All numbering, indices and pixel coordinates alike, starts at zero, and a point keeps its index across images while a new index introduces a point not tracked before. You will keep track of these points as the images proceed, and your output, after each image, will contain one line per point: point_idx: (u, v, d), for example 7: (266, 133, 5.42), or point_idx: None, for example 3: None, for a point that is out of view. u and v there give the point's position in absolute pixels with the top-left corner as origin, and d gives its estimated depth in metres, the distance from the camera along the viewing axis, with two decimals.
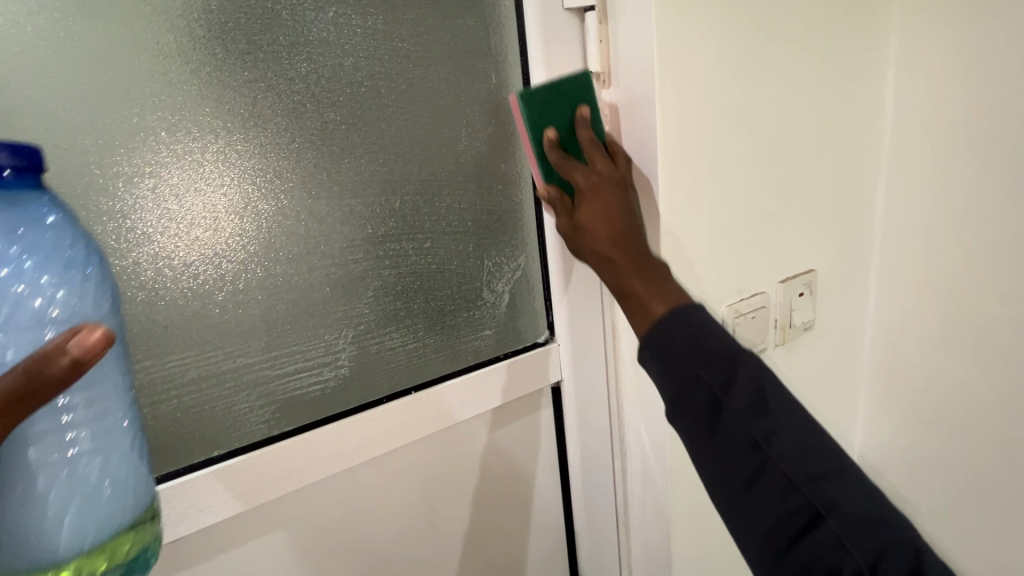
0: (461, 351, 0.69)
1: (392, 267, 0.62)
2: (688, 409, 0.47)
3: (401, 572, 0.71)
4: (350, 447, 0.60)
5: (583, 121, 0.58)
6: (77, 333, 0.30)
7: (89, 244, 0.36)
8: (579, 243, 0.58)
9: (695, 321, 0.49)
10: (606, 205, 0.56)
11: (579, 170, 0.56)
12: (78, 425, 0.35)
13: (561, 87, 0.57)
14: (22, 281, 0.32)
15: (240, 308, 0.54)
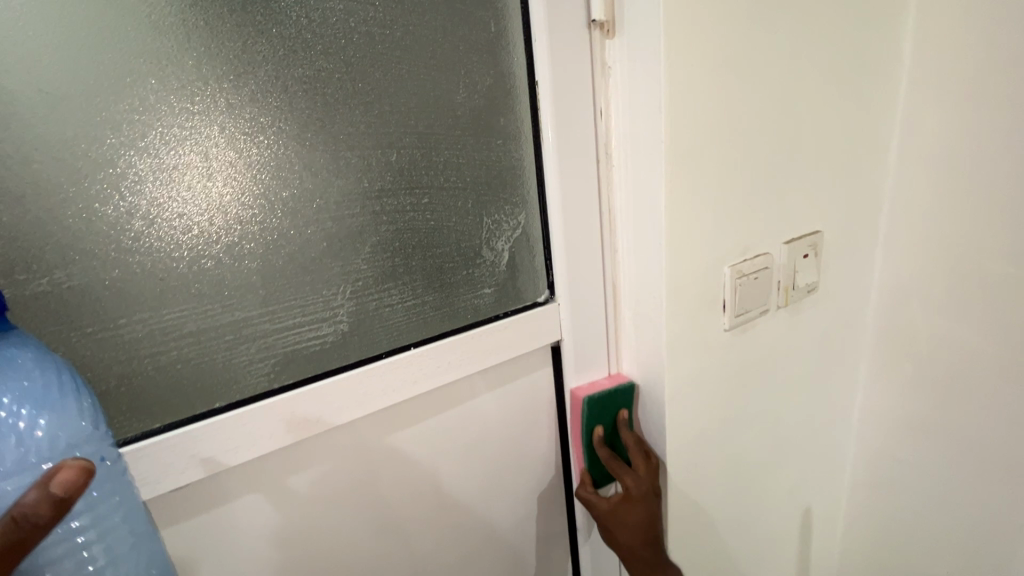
0: (460, 310, 0.69)
1: (390, 223, 0.62)
2: None
3: (405, 527, 0.73)
4: (351, 401, 0.60)
5: (626, 424, 0.74)
6: (56, 472, 0.37)
7: (61, 381, 0.44)
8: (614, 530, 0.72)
9: None
10: (643, 511, 0.70)
11: (625, 473, 0.71)
12: (91, 543, 0.46)
13: (613, 397, 0.74)
14: (19, 419, 0.41)
15: (236, 262, 0.53)
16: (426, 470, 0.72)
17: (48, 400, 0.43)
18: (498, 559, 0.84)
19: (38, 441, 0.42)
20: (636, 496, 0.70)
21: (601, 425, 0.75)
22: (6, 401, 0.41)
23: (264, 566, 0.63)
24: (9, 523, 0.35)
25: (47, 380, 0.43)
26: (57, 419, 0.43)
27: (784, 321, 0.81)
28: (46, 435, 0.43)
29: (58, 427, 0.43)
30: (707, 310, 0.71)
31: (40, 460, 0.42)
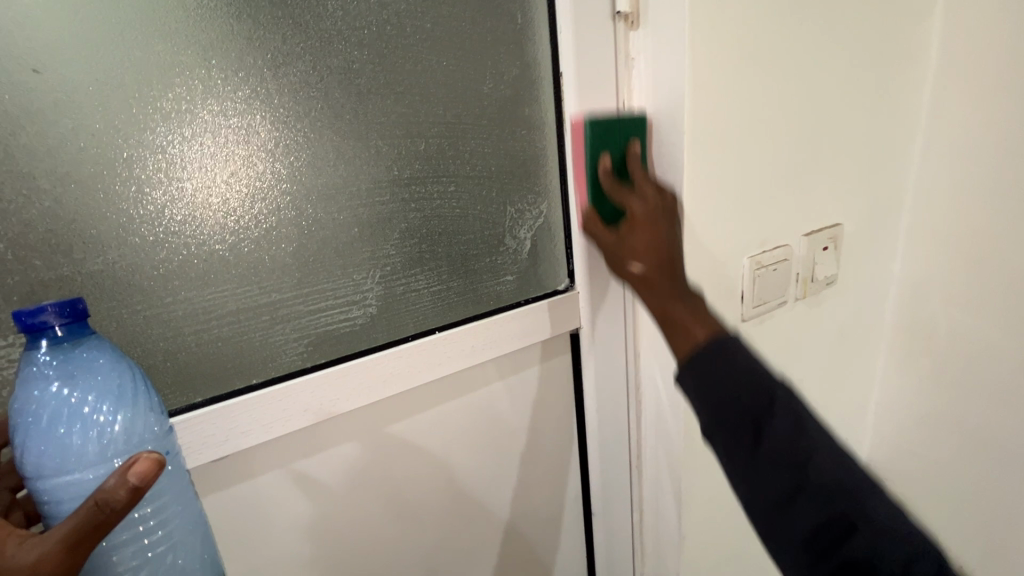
0: (483, 296, 0.71)
1: (417, 209, 0.64)
2: (725, 431, 0.46)
3: (422, 508, 0.75)
4: (377, 381, 0.62)
5: (638, 158, 0.58)
6: (133, 463, 0.38)
7: (134, 377, 0.47)
8: (622, 266, 0.56)
9: (729, 353, 0.47)
10: (656, 236, 0.54)
11: (633, 198, 0.56)
12: (152, 529, 0.49)
13: (621, 123, 0.58)
14: (100, 413, 0.45)
15: (272, 244, 0.56)
16: (444, 451, 0.75)
17: (122, 397, 0.46)
18: (512, 541, 0.86)
19: (115, 435, 0.45)
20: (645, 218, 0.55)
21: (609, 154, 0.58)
22: (89, 396, 0.45)
23: (288, 541, 0.66)
24: (93, 506, 0.37)
25: (123, 382, 0.46)
26: (130, 415, 0.46)
27: (801, 314, 0.81)
28: (121, 430, 0.46)
29: (131, 422, 0.46)
30: (726, 303, 0.70)
31: (115, 454, 0.45)
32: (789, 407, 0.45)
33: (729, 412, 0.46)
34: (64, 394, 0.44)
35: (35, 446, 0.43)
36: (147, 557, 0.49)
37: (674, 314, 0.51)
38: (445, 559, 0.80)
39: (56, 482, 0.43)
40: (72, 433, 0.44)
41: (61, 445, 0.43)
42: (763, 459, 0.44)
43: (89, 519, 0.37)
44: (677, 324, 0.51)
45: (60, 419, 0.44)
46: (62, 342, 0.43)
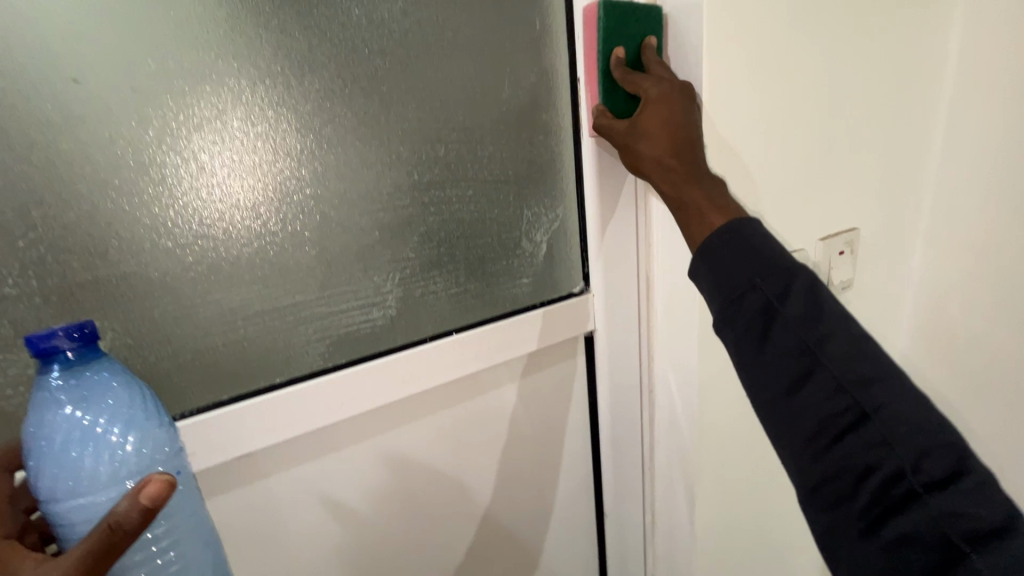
0: (500, 298, 0.72)
1: (436, 213, 0.65)
2: (739, 317, 0.46)
3: (438, 506, 0.77)
4: (398, 380, 0.64)
5: (651, 49, 0.59)
6: (145, 484, 0.40)
7: (144, 397, 0.48)
8: (635, 151, 0.57)
9: (749, 236, 0.48)
10: (668, 115, 0.55)
11: (646, 79, 0.56)
12: (165, 549, 0.50)
13: (634, 12, 0.58)
14: (112, 434, 0.46)
15: (297, 247, 0.57)
16: (459, 452, 0.76)
17: (133, 417, 0.47)
18: (525, 542, 0.87)
19: (126, 456, 0.47)
20: (657, 96, 0.55)
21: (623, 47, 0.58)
22: (101, 418, 0.46)
23: (308, 540, 0.67)
24: (107, 529, 0.39)
25: (134, 403, 0.48)
26: (141, 435, 0.47)
27: None
28: (132, 450, 0.47)
29: (142, 442, 0.47)
30: None
31: (126, 475, 0.47)
32: (805, 296, 0.45)
33: (743, 299, 0.46)
34: (76, 417, 0.45)
35: (50, 469, 0.45)
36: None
37: (686, 194, 0.53)
38: (459, 560, 0.81)
39: (72, 504, 0.45)
40: (85, 455, 0.45)
41: (73, 467, 0.45)
42: (773, 345, 0.45)
43: (102, 543, 0.39)
44: (692, 205, 0.53)
45: (73, 441, 0.45)
46: (73, 364, 0.44)
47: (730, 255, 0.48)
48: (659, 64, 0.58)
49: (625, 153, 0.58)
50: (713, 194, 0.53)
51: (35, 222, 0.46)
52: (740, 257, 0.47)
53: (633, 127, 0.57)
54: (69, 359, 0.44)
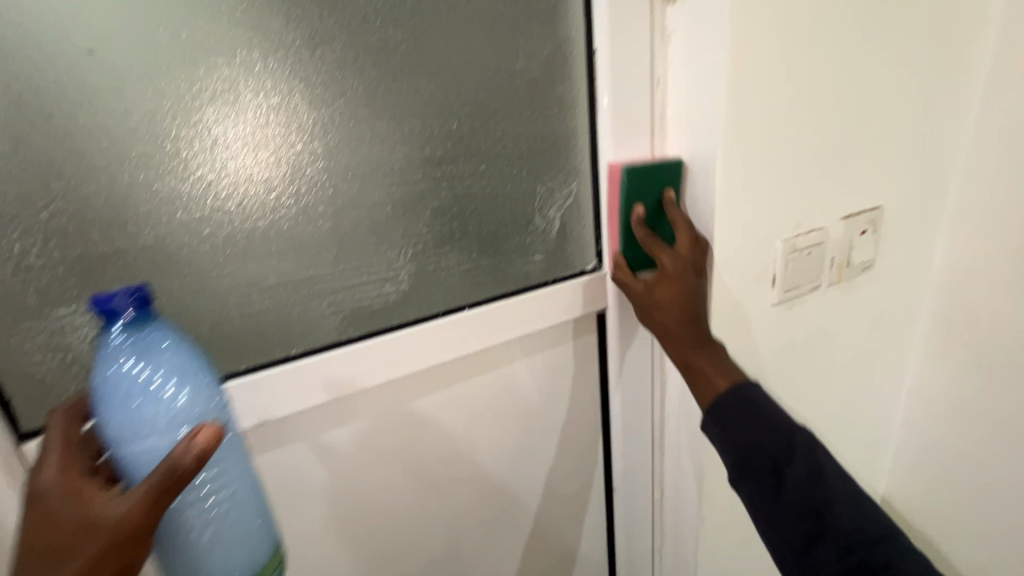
0: (512, 274, 0.72)
1: (448, 188, 0.64)
2: (751, 475, 0.63)
3: (451, 477, 0.79)
4: (411, 354, 0.65)
5: (670, 205, 0.68)
6: (197, 432, 0.42)
7: (193, 353, 0.49)
8: (650, 312, 0.68)
9: (749, 401, 0.64)
10: (682, 290, 0.65)
11: (663, 251, 0.66)
12: (215, 491, 0.51)
13: (656, 172, 0.67)
14: (167, 387, 0.47)
15: (310, 222, 0.58)
16: (473, 424, 0.78)
17: (185, 372, 0.48)
18: (538, 513, 0.90)
19: (182, 407, 0.48)
20: (671, 271, 0.65)
21: (642, 204, 0.68)
22: (157, 373, 0.47)
23: (324, 506, 0.69)
24: (165, 472, 0.41)
25: (188, 362, 0.49)
26: (194, 389, 0.49)
27: (836, 295, 0.84)
28: (187, 402, 0.48)
29: (195, 395, 0.49)
30: (758, 281, 0.75)
31: (183, 424, 0.48)
32: (807, 457, 0.62)
33: (756, 460, 0.63)
34: (134, 372, 0.46)
35: (115, 419, 0.46)
36: (218, 522, 0.51)
37: (692, 359, 0.66)
38: (474, 529, 0.84)
39: (137, 453, 0.46)
40: (144, 406, 0.46)
41: (135, 418, 0.46)
42: (788, 491, 0.61)
43: (161, 483, 0.41)
44: (697, 369, 0.66)
45: (136, 394, 0.46)
46: (131, 323, 0.45)
47: (741, 422, 0.64)
48: (678, 227, 0.67)
49: (640, 309, 0.69)
50: (716, 359, 0.66)
51: (56, 194, 0.47)
52: (748, 417, 0.64)
53: (648, 290, 0.68)
54: (127, 318, 0.45)
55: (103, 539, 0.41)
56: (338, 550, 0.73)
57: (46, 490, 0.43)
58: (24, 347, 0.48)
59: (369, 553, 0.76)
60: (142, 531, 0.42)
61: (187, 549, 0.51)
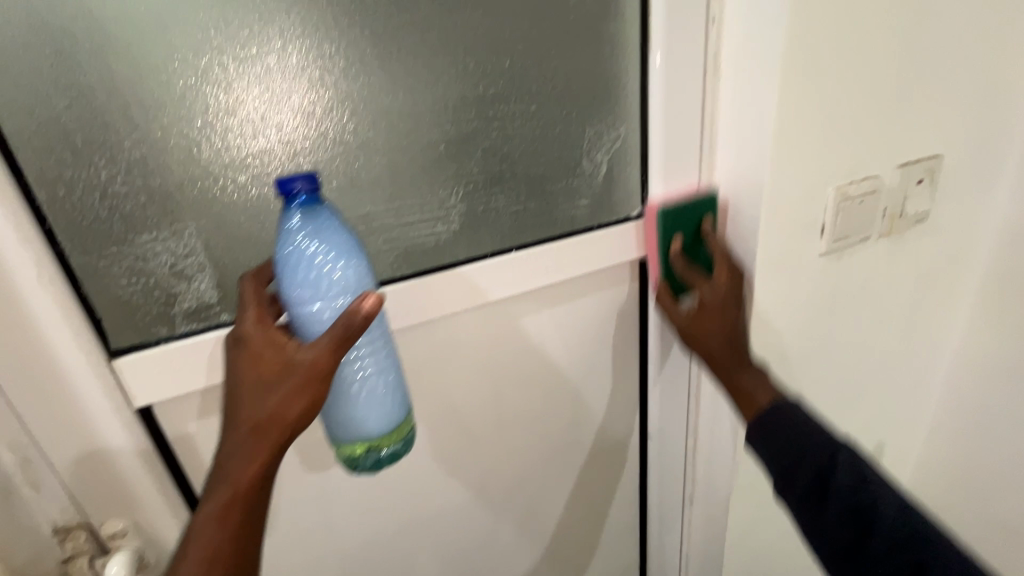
0: (558, 218, 0.73)
1: (499, 128, 0.65)
2: (791, 484, 0.61)
3: (492, 421, 0.81)
4: (462, 292, 0.67)
5: (708, 233, 0.74)
6: (364, 298, 0.47)
7: (351, 233, 0.52)
8: (693, 339, 0.73)
9: (787, 417, 0.64)
10: (720, 318, 0.71)
11: (702, 281, 0.71)
12: (367, 358, 0.56)
13: (692, 206, 0.73)
14: (331, 261, 0.50)
15: (367, 159, 0.59)
16: (516, 369, 0.79)
17: (345, 249, 0.51)
18: (575, 458, 0.93)
19: (342, 280, 0.51)
20: (711, 302, 0.70)
21: (679, 235, 0.74)
22: (323, 248, 0.50)
23: None
24: (343, 325, 0.47)
25: (350, 235, 0.52)
26: (353, 265, 0.51)
27: (884, 250, 0.83)
28: (347, 277, 0.51)
29: (353, 270, 0.51)
30: (805, 231, 0.74)
31: (344, 295, 0.51)
32: (850, 468, 0.59)
33: (796, 469, 0.61)
34: (305, 245, 0.49)
35: (290, 278, 0.50)
36: (360, 387, 0.56)
37: (736, 378, 0.71)
38: (515, 471, 0.88)
39: (308, 311, 0.51)
40: (313, 276, 0.50)
41: (306, 285, 0.50)
42: (831, 509, 0.58)
43: (338, 335, 0.47)
44: (741, 387, 0.70)
45: (308, 263, 0.50)
46: (302, 204, 0.49)
47: (779, 431, 0.64)
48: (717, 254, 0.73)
49: (684, 337, 0.75)
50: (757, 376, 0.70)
51: (136, 124, 0.50)
52: (785, 432, 0.64)
53: (690, 319, 0.73)
54: (300, 197, 0.49)
55: (299, 375, 0.48)
56: (387, 482, 0.77)
57: (246, 333, 0.49)
58: (112, 270, 0.52)
59: (416, 488, 0.80)
60: (326, 374, 0.48)
61: (338, 411, 0.56)
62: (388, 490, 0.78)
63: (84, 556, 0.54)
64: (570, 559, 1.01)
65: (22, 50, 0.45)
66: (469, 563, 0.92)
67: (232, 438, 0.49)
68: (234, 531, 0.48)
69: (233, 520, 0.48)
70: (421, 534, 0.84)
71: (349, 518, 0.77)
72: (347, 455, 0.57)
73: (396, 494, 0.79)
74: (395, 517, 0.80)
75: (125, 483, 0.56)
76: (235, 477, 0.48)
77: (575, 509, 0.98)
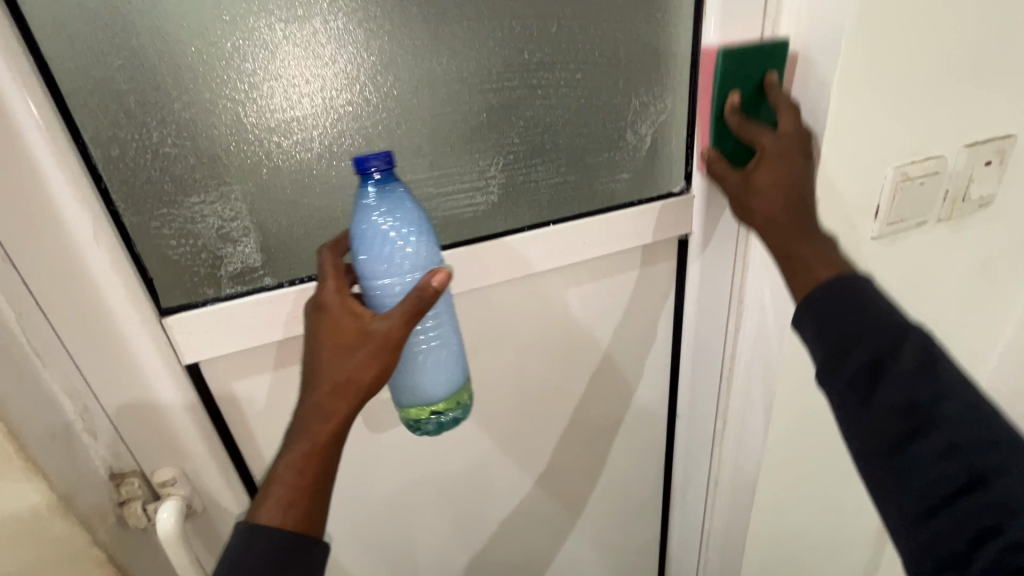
0: (597, 192, 0.71)
1: (543, 96, 0.63)
2: (838, 373, 0.48)
3: (520, 393, 0.82)
4: (496, 264, 0.66)
5: (772, 87, 0.60)
6: (434, 273, 0.47)
7: (422, 212, 0.53)
8: (746, 203, 0.60)
9: (851, 293, 0.50)
10: (784, 171, 0.57)
11: (763, 132, 0.58)
12: (432, 331, 0.57)
13: (760, 52, 0.59)
14: (403, 236, 0.51)
15: (408, 126, 0.59)
16: (548, 344, 0.79)
17: (416, 225, 0.52)
18: (601, 433, 0.92)
19: (414, 255, 0.52)
20: (771, 152, 0.57)
21: (738, 90, 0.61)
22: (396, 223, 0.51)
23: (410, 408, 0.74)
24: (414, 299, 0.47)
25: (422, 213, 0.53)
26: (422, 241, 0.52)
27: (941, 236, 0.78)
28: (418, 251, 0.52)
29: (424, 246, 0.52)
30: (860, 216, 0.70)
31: (415, 269, 0.52)
32: (916, 354, 0.46)
33: (844, 354, 0.49)
34: (379, 221, 0.51)
35: (366, 252, 0.51)
36: (425, 355, 0.57)
37: (794, 248, 0.56)
38: (543, 444, 0.89)
39: (379, 283, 0.52)
40: (387, 250, 0.51)
41: (379, 259, 0.51)
42: (881, 399, 0.46)
43: (409, 308, 0.47)
44: (798, 258, 0.56)
45: (383, 238, 0.51)
46: (378, 182, 0.50)
47: (833, 311, 0.50)
48: (783, 107, 0.59)
49: (737, 204, 0.61)
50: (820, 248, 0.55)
51: (186, 86, 0.50)
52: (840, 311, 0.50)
53: (745, 180, 0.60)
54: (375, 175, 0.50)
55: (372, 342, 0.48)
56: (419, 449, 0.78)
57: (326, 301, 0.50)
58: (162, 230, 0.53)
59: (447, 455, 0.82)
60: (399, 343, 0.48)
61: (403, 379, 0.58)
62: (421, 457, 0.79)
63: (137, 500, 0.58)
64: (594, 532, 1.03)
65: (77, 9, 0.45)
66: (496, 531, 0.94)
67: (307, 403, 0.49)
68: (310, 484, 0.47)
69: (311, 471, 0.48)
70: (450, 500, 0.86)
71: (383, 482, 0.79)
72: (411, 421, 0.59)
73: (427, 461, 0.81)
74: (426, 482, 0.82)
75: (174, 432, 0.59)
76: (313, 433, 0.48)
77: (597, 484, 0.98)
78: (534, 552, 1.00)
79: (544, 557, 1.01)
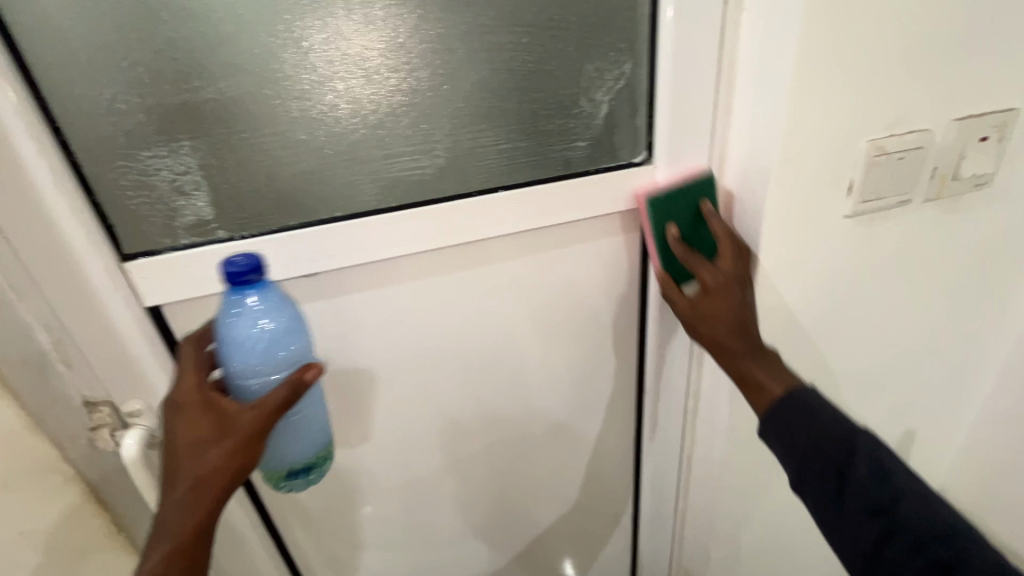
0: (552, 160, 0.71)
1: (489, 59, 0.63)
2: (810, 476, 0.63)
3: (493, 355, 0.86)
4: (443, 226, 0.68)
5: (709, 213, 0.71)
6: (312, 366, 0.58)
7: (289, 309, 0.62)
8: (695, 326, 0.71)
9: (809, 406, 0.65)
10: (725, 301, 0.68)
11: (705, 267, 0.69)
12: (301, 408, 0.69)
13: (687, 190, 0.71)
14: (275, 333, 0.60)
15: (352, 87, 0.61)
16: (516, 312, 0.83)
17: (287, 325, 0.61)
18: (574, 401, 0.97)
19: (287, 350, 0.61)
20: (714, 287, 0.69)
21: (674, 222, 0.72)
22: (271, 322, 0.59)
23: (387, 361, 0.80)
24: (291, 388, 0.56)
25: (288, 306, 0.62)
26: (291, 337, 0.61)
27: (929, 216, 0.76)
28: (290, 347, 0.61)
29: (295, 341, 0.62)
30: (827, 193, 0.69)
31: (285, 363, 0.61)
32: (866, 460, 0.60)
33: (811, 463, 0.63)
34: (255, 322, 0.58)
35: (239, 350, 0.58)
36: (284, 427, 0.68)
37: (747, 370, 0.69)
38: (516, 406, 0.93)
39: (250, 379, 0.60)
40: (260, 348, 0.59)
41: (251, 355, 0.59)
42: (848, 500, 0.60)
43: (285, 395, 0.56)
44: (749, 378, 0.69)
45: (254, 338, 0.58)
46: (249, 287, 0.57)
47: (800, 424, 0.64)
48: (718, 232, 0.70)
49: (687, 324, 0.72)
50: (770, 371, 0.69)
51: (133, 44, 0.54)
52: (801, 425, 0.64)
53: (692, 307, 0.71)
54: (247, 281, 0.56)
55: (232, 438, 0.56)
56: (396, 402, 0.85)
57: (188, 398, 0.58)
58: (120, 181, 0.58)
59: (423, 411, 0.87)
60: (255, 436, 0.57)
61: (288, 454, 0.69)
62: (395, 410, 0.85)
63: (107, 427, 0.64)
64: (569, 493, 1.09)
65: None
66: (475, 484, 1.00)
67: (171, 497, 0.57)
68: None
69: (175, 564, 0.55)
70: (428, 454, 0.92)
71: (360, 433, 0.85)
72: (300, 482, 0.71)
73: (405, 417, 0.87)
74: (406, 435, 0.89)
75: (140, 369, 0.65)
76: (174, 531, 0.56)
77: (574, 450, 1.03)
78: (513, 507, 1.07)
79: (523, 513, 1.08)
